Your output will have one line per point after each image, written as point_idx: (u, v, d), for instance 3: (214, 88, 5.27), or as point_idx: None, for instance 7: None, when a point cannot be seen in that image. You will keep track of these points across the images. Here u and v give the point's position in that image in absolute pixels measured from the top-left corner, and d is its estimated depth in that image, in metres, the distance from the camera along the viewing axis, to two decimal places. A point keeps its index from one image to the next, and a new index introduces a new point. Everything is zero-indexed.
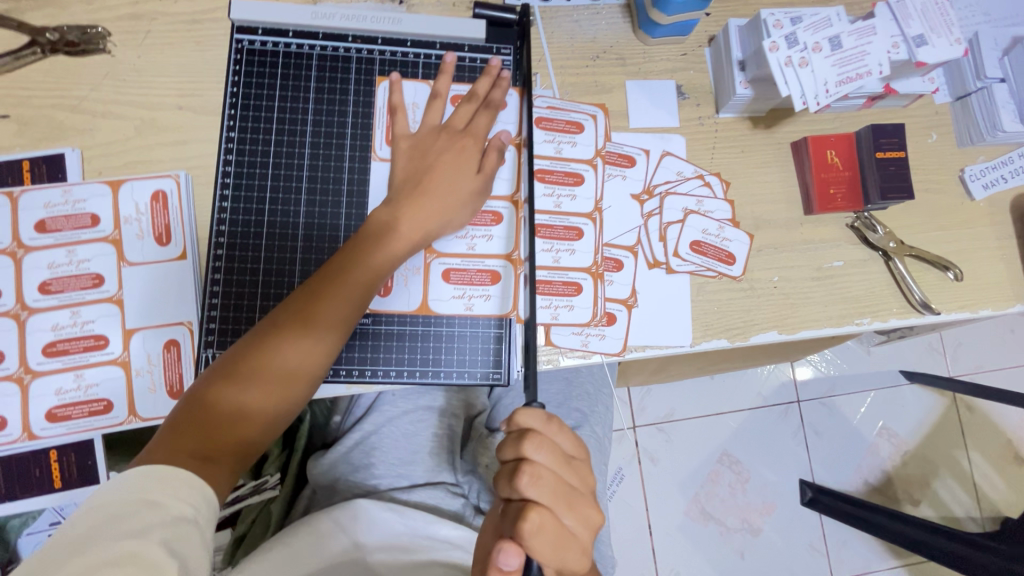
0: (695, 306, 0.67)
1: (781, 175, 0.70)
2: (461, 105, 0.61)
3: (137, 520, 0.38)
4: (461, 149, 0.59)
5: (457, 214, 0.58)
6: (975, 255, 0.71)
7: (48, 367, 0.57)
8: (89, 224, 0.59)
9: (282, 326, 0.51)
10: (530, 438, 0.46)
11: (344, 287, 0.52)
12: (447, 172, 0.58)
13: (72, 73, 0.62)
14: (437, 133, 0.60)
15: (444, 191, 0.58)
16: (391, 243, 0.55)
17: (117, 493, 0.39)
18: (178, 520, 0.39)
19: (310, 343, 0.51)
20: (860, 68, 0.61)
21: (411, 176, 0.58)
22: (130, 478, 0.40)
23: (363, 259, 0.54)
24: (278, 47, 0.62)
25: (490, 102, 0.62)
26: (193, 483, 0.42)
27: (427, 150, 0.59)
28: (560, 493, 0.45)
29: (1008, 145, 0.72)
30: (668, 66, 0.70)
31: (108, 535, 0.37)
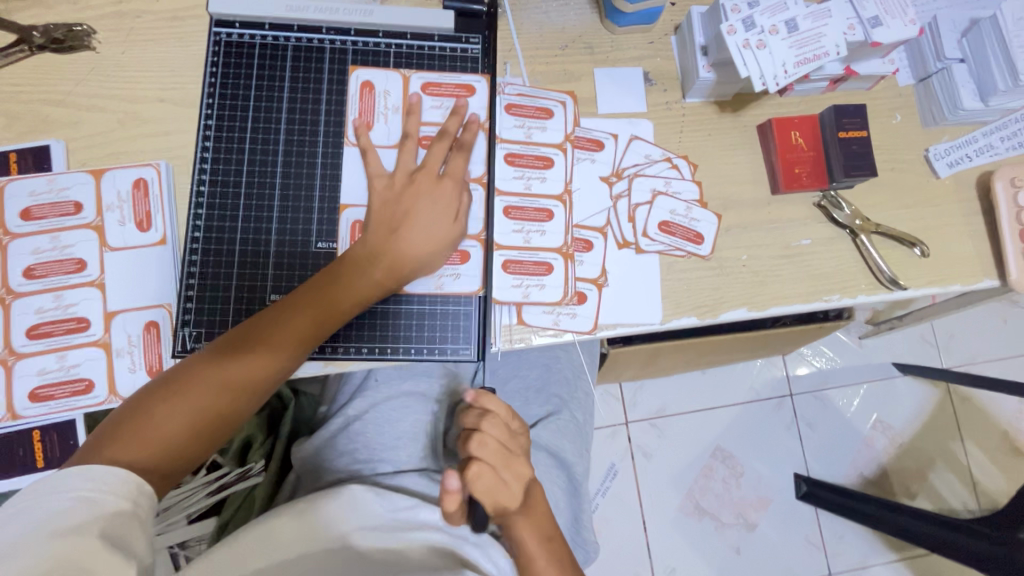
0: (665, 285, 0.68)
1: (748, 156, 0.72)
2: (435, 146, 0.61)
3: (77, 517, 0.41)
4: (438, 194, 0.59)
5: (432, 258, 0.59)
6: (941, 232, 0.72)
7: (32, 348, 0.58)
8: (72, 211, 0.61)
9: (242, 357, 0.53)
10: (488, 416, 0.61)
11: (306, 328, 0.55)
12: (420, 218, 0.58)
13: (58, 69, 0.64)
14: (411, 176, 0.60)
15: (418, 238, 0.58)
16: (357, 285, 0.56)
17: (48, 496, 0.42)
18: (116, 514, 0.43)
19: (266, 372, 0.54)
20: (817, 49, 0.63)
21: (386, 220, 0.58)
22: (65, 481, 0.43)
23: (327, 299, 0.56)
24: (254, 39, 0.65)
25: (461, 142, 0.62)
26: (129, 481, 0.46)
27: (402, 192, 0.59)
28: (500, 456, 0.60)
29: (971, 125, 0.74)
30: (636, 53, 0.72)
31: (47, 533, 0.40)
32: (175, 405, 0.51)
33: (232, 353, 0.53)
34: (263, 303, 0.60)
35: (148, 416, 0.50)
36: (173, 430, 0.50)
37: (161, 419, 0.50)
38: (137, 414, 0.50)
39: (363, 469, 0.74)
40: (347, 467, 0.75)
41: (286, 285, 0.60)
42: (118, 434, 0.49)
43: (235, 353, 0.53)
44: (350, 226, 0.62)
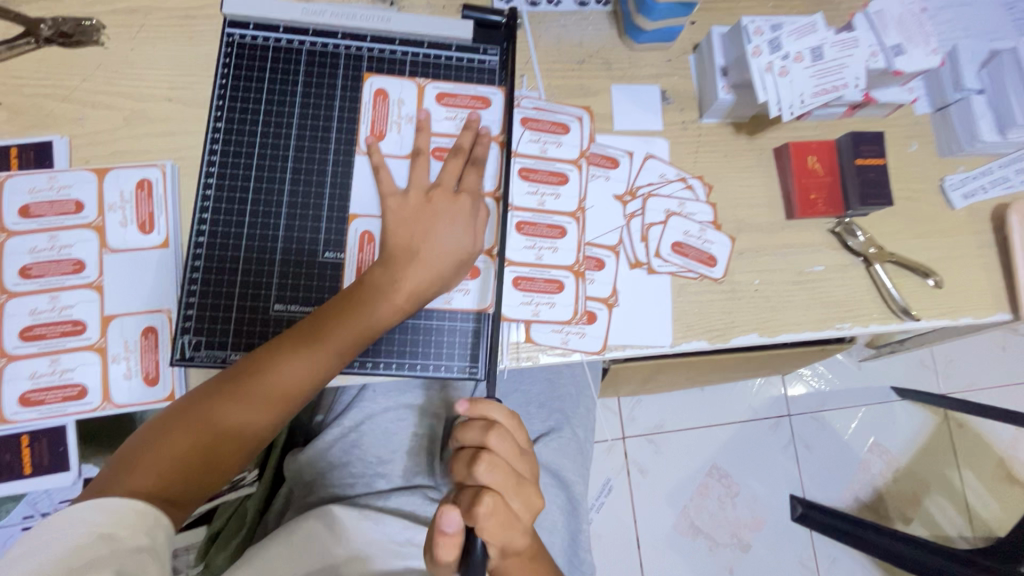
0: (676, 307, 0.67)
1: (763, 179, 0.71)
2: (450, 160, 0.60)
3: (93, 554, 0.42)
4: (456, 211, 0.58)
5: (450, 278, 0.58)
6: (955, 263, 0.71)
7: (24, 351, 0.57)
8: (73, 210, 0.59)
9: (253, 386, 0.52)
10: (496, 429, 0.52)
11: (323, 356, 0.53)
12: (439, 239, 0.57)
13: (65, 64, 0.63)
14: (427, 193, 0.59)
15: (435, 258, 0.56)
16: (377, 314, 0.55)
17: (68, 528, 0.43)
18: (132, 550, 0.43)
19: (278, 398, 0.52)
20: (837, 81, 0.63)
21: (402, 238, 0.57)
22: (83, 513, 0.44)
23: (345, 327, 0.54)
24: (268, 42, 0.63)
25: (475, 158, 0.61)
26: (146, 514, 0.46)
27: (418, 210, 0.58)
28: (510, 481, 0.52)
29: (987, 156, 0.73)
30: (653, 71, 0.71)
31: (65, 570, 0.41)
32: (192, 432, 0.50)
33: (248, 380, 0.52)
34: (266, 312, 0.58)
35: (161, 441, 0.50)
36: (190, 459, 0.50)
37: (177, 447, 0.49)
38: (154, 440, 0.50)
39: (357, 485, 0.73)
40: (342, 481, 0.73)
41: (291, 296, 0.59)
42: (135, 462, 0.49)
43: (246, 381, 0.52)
44: (359, 237, 0.60)
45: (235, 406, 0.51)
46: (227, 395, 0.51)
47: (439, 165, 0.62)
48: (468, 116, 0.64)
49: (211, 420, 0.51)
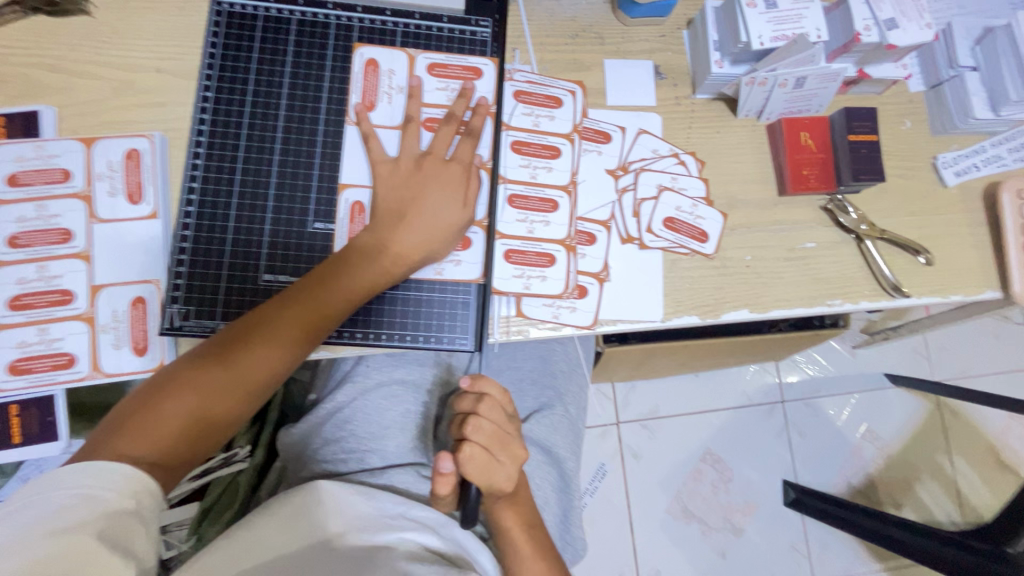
0: (667, 282, 0.67)
1: (756, 155, 0.71)
2: (441, 129, 0.60)
3: (76, 517, 0.40)
4: (447, 179, 0.58)
5: (443, 245, 0.58)
6: (946, 241, 0.72)
7: (12, 320, 0.56)
8: (60, 179, 0.59)
9: (243, 351, 0.52)
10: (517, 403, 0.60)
11: (314, 319, 0.54)
12: (431, 205, 0.57)
13: (51, 33, 0.62)
14: (418, 161, 0.59)
15: (426, 225, 0.57)
16: (369, 273, 0.55)
17: (50, 490, 0.41)
18: (119, 513, 0.42)
19: (272, 360, 0.53)
20: (803, 107, 0.69)
21: (394, 208, 0.57)
22: (69, 476, 0.42)
23: (339, 288, 0.54)
24: (258, 11, 0.63)
25: (470, 128, 0.61)
26: (132, 478, 0.44)
27: (409, 179, 0.58)
28: (496, 438, 0.56)
29: (980, 135, 0.73)
30: (647, 46, 0.71)
31: (45, 533, 0.39)
32: (182, 398, 0.49)
33: (238, 346, 0.52)
34: (255, 283, 0.58)
35: (150, 409, 0.49)
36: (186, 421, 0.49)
37: (169, 411, 0.49)
38: (142, 409, 0.49)
39: (349, 461, 0.73)
40: (333, 456, 0.74)
41: (280, 265, 0.59)
42: (125, 426, 0.48)
43: (233, 348, 0.52)
44: (350, 207, 0.60)
45: (228, 367, 0.51)
46: (219, 356, 0.51)
47: (430, 135, 0.62)
48: (460, 86, 0.63)
49: (197, 387, 0.50)
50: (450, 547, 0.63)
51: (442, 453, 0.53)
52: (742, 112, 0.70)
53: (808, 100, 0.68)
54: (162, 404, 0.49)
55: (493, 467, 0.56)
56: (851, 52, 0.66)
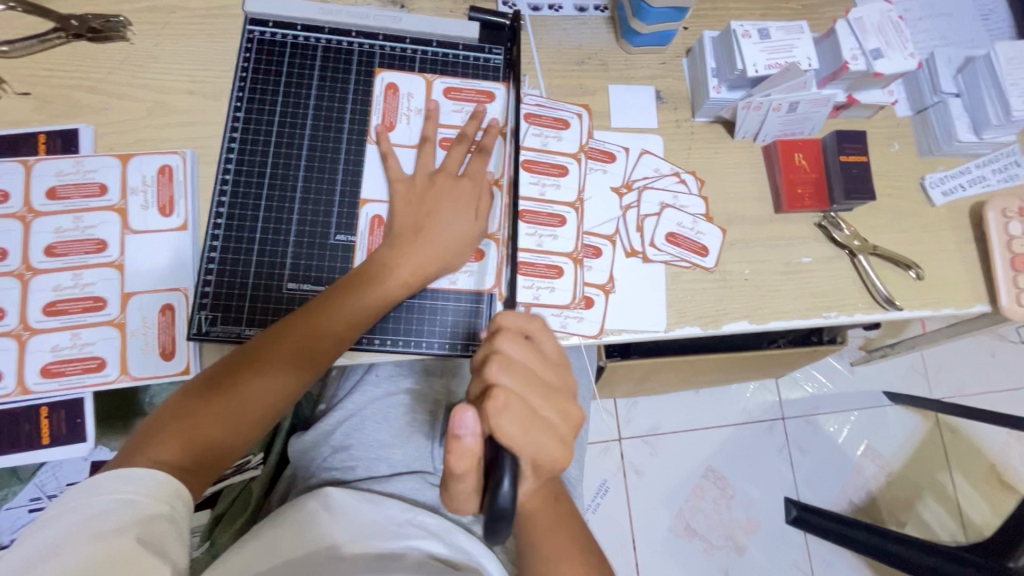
0: (670, 294, 0.70)
1: (753, 175, 0.74)
2: (455, 148, 0.64)
3: (116, 520, 0.42)
4: (458, 194, 0.62)
5: (456, 257, 0.61)
6: (935, 256, 0.75)
7: (47, 325, 0.59)
8: (97, 192, 0.62)
9: (267, 363, 0.54)
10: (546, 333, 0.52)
11: (335, 331, 0.56)
12: (444, 221, 0.61)
13: (92, 58, 0.67)
14: (432, 177, 0.63)
15: (441, 240, 0.60)
16: (387, 286, 0.58)
17: (92, 495, 0.44)
18: (154, 517, 0.44)
19: (295, 371, 0.55)
20: (796, 129, 0.73)
21: (410, 223, 0.61)
22: (111, 482, 0.45)
23: (358, 301, 0.57)
24: (287, 38, 0.67)
25: (480, 145, 0.65)
26: (166, 483, 0.47)
27: (425, 196, 0.62)
28: (532, 383, 0.49)
29: (964, 157, 0.77)
30: (648, 72, 0.75)
31: (89, 536, 0.41)
32: (211, 409, 0.52)
33: (262, 359, 0.54)
34: (279, 291, 0.61)
35: (181, 418, 0.51)
36: (217, 431, 0.52)
37: (199, 420, 0.51)
38: (174, 418, 0.51)
39: (359, 468, 0.75)
40: (343, 464, 0.75)
41: (303, 274, 0.62)
42: (159, 435, 0.50)
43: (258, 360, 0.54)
44: (370, 220, 0.63)
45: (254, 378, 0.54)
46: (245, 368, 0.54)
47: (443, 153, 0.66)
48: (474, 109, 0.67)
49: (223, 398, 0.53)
50: (459, 555, 0.64)
51: (460, 408, 0.45)
52: (739, 134, 0.74)
53: (800, 122, 0.72)
54: (191, 414, 0.52)
55: (535, 426, 0.47)
56: (841, 79, 0.71)
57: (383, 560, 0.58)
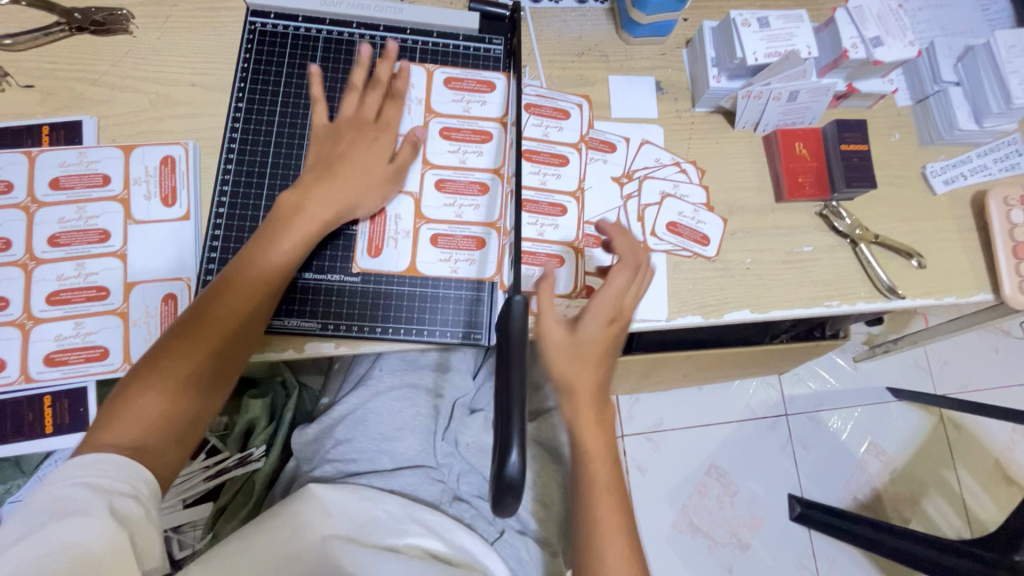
0: (671, 283, 0.70)
1: (754, 165, 0.75)
2: (364, 94, 0.63)
3: (75, 504, 0.43)
4: (376, 138, 0.62)
5: (370, 192, 0.60)
6: (937, 245, 0.75)
7: (50, 314, 0.59)
8: (100, 183, 0.62)
9: (195, 328, 0.52)
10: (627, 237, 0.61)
11: (256, 280, 0.55)
12: (354, 155, 0.60)
13: (96, 51, 0.67)
14: (346, 121, 0.62)
15: (353, 171, 0.60)
16: (298, 224, 0.57)
17: (54, 481, 0.44)
18: (115, 497, 0.45)
19: (228, 331, 0.53)
20: (797, 118, 0.73)
21: (320, 161, 0.60)
22: (67, 469, 0.45)
23: (279, 251, 0.56)
24: (288, 30, 0.68)
25: (392, 91, 0.65)
26: (124, 466, 0.46)
27: (339, 137, 0.61)
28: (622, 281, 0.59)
29: (966, 146, 0.77)
30: (648, 63, 0.76)
31: (48, 520, 0.42)
32: (149, 386, 0.50)
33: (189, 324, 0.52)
34: None
35: (123, 401, 0.49)
36: (163, 401, 0.50)
37: (139, 398, 0.49)
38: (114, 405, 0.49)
39: (360, 461, 0.74)
40: (344, 457, 0.75)
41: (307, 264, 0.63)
42: (105, 422, 0.49)
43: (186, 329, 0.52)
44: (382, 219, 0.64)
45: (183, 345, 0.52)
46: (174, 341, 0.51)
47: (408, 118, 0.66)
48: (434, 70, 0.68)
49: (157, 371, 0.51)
50: (457, 553, 0.65)
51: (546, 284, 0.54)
52: (739, 124, 0.74)
53: (801, 111, 0.72)
54: (130, 398, 0.49)
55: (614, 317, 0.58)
56: (841, 68, 0.71)
57: (384, 560, 0.61)
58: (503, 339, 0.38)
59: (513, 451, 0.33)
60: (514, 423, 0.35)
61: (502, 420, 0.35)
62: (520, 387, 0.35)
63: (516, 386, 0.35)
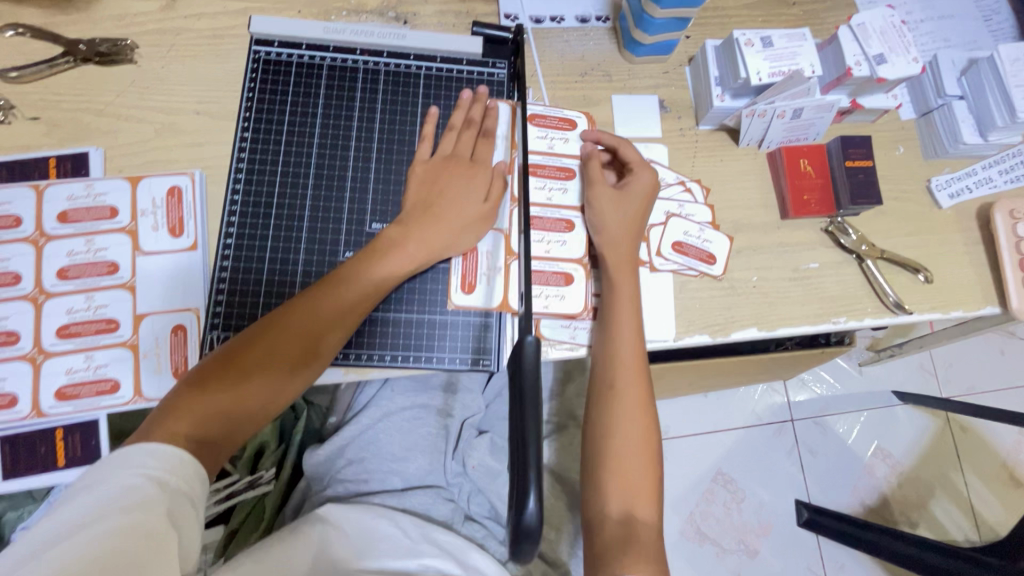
0: (678, 303, 0.70)
1: (759, 182, 0.75)
2: (462, 132, 0.66)
3: (140, 496, 0.41)
4: (471, 177, 0.64)
5: (462, 236, 0.62)
6: (944, 259, 0.75)
7: (61, 347, 0.59)
8: (108, 215, 0.63)
9: (281, 338, 0.54)
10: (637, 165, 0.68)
11: (345, 308, 0.57)
12: (456, 199, 0.63)
13: (101, 81, 0.67)
14: (446, 160, 0.65)
15: (451, 213, 0.62)
16: (393, 260, 0.59)
17: (117, 472, 0.42)
18: (177, 496, 0.44)
19: (305, 352, 0.55)
20: (801, 135, 0.74)
21: (422, 198, 0.63)
22: (133, 457, 0.44)
23: (366, 277, 0.58)
24: (292, 58, 0.68)
25: (485, 129, 0.67)
26: (186, 462, 0.46)
27: (438, 176, 0.64)
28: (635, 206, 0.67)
29: (970, 159, 0.77)
30: (652, 82, 0.76)
31: (109, 510, 0.40)
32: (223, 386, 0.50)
33: (273, 334, 0.54)
34: None
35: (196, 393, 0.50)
36: (229, 400, 0.50)
37: (212, 395, 0.50)
38: (184, 395, 0.50)
39: (371, 482, 0.75)
40: (355, 477, 0.75)
41: None
42: (174, 409, 0.49)
43: (268, 337, 0.54)
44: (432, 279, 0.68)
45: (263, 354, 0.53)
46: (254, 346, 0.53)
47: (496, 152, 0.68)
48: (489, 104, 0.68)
49: (235, 372, 0.51)
50: None
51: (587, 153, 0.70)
52: (744, 141, 0.74)
53: (805, 128, 0.73)
54: (205, 394, 0.50)
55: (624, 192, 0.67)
56: (844, 85, 0.71)
57: None
58: (516, 381, 0.39)
59: (532, 496, 0.33)
60: (530, 465, 0.35)
61: (519, 462, 0.35)
62: (535, 424, 0.36)
63: (530, 425, 0.36)
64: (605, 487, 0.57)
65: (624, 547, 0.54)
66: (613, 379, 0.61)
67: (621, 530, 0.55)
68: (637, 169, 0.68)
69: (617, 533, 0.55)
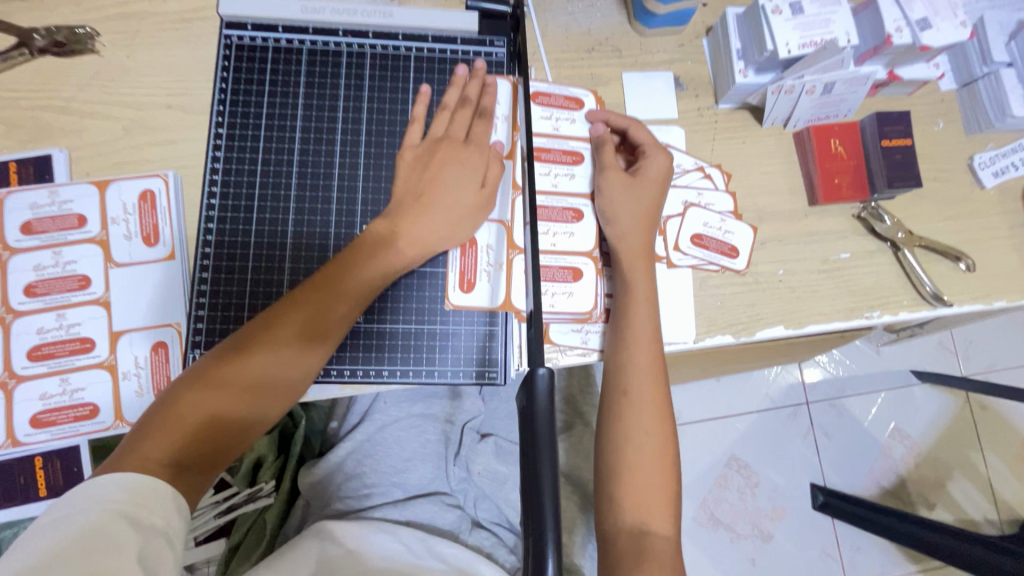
0: (698, 301, 0.65)
1: (784, 166, 0.68)
2: (456, 112, 0.60)
3: (110, 533, 0.37)
4: (466, 160, 0.58)
5: (458, 230, 0.57)
6: (986, 244, 0.69)
7: (33, 371, 0.55)
8: (76, 224, 0.57)
9: (266, 347, 0.48)
10: (651, 147, 0.62)
11: (336, 309, 0.51)
12: (448, 187, 0.57)
13: (61, 74, 0.61)
14: (436, 144, 0.58)
15: (444, 204, 0.56)
16: (388, 257, 0.54)
17: (83, 507, 0.38)
18: (149, 532, 0.39)
19: (295, 362, 0.49)
20: (830, 112, 0.67)
21: (411, 188, 0.57)
22: (101, 490, 0.39)
23: (359, 275, 0.52)
24: (267, 43, 0.61)
25: (482, 108, 0.61)
26: (160, 491, 0.41)
27: (429, 162, 0.58)
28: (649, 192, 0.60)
29: (1016, 132, 0.70)
30: (666, 57, 0.69)
31: (72, 551, 0.35)
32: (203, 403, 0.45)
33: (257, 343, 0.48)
34: None
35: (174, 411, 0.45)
36: (210, 418, 0.45)
37: (190, 412, 0.45)
38: (161, 414, 0.45)
39: (373, 495, 0.72)
40: (355, 492, 0.72)
41: None
42: (149, 428, 0.44)
43: (253, 345, 0.48)
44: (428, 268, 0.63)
45: (246, 364, 0.47)
46: (237, 356, 0.47)
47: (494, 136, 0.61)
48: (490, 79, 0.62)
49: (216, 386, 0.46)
50: None
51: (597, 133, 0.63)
52: (768, 121, 0.68)
53: (836, 105, 0.66)
54: (183, 411, 0.45)
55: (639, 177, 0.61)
56: (883, 54, 0.63)
57: None
58: (527, 418, 0.35)
59: (550, 559, 0.29)
60: (546, 520, 0.31)
61: (534, 515, 0.31)
62: (551, 478, 0.32)
63: (546, 472, 0.32)
64: (617, 498, 0.53)
65: (636, 560, 0.50)
66: (627, 383, 0.56)
67: (635, 543, 0.51)
68: (651, 152, 0.61)
69: (629, 545, 0.51)
